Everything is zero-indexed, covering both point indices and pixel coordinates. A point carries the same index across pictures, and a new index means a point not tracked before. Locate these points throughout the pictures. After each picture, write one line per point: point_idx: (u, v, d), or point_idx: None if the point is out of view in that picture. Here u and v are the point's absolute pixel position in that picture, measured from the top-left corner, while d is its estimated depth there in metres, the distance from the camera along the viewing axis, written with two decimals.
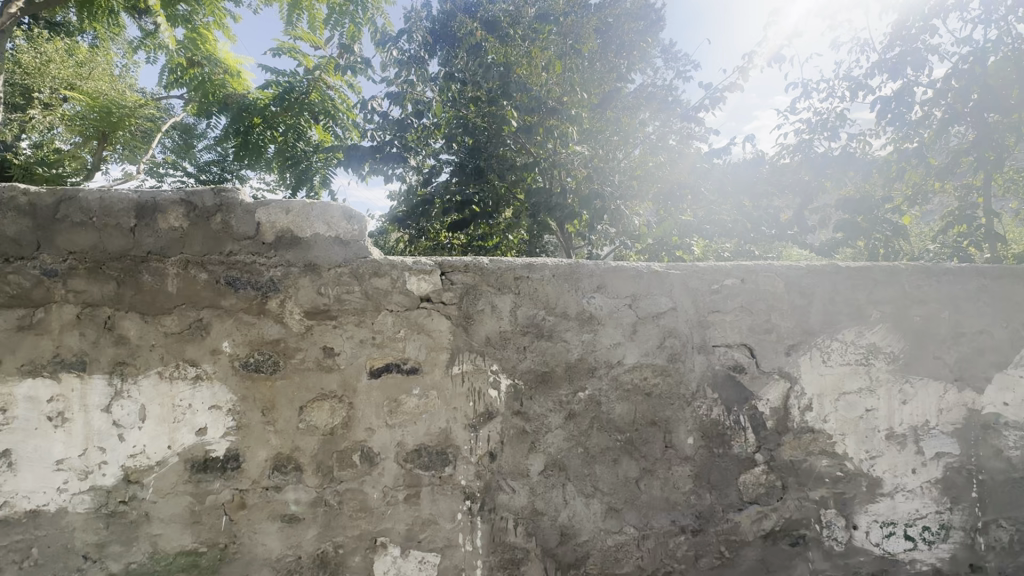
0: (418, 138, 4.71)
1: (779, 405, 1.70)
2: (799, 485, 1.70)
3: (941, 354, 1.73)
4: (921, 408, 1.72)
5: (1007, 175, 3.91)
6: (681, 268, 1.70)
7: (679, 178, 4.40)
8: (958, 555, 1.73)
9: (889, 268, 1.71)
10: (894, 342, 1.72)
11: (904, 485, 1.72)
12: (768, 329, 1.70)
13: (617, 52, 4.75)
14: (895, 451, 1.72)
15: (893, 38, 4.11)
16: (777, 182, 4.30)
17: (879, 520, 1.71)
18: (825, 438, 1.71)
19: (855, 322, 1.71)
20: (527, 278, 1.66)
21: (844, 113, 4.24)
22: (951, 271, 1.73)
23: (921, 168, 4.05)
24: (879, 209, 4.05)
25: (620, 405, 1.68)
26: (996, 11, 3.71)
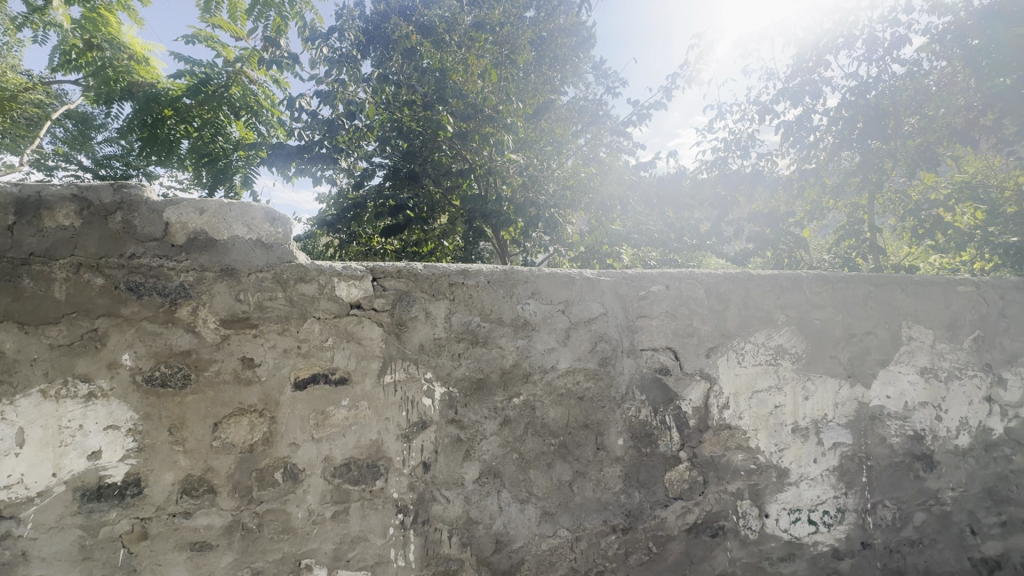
0: (350, 140, 4.55)
1: (700, 404, 1.81)
2: (718, 479, 1.81)
3: (836, 353, 1.92)
4: (820, 403, 1.90)
5: (884, 196, 4.49)
6: (611, 275, 1.76)
7: (610, 188, 4.61)
8: (852, 535, 1.91)
9: (793, 276, 1.89)
10: (797, 344, 1.89)
11: (808, 474, 1.88)
12: (690, 333, 1.80)
13: (551, 65, 4.88)
14: (800, 443, 1.88)
15: (794, 69, 4.57)
16: (697, 196, 4.62)
17: (787, 507, 1.86)
18: (740, 434, 1.83)
19: (765, 326, 1.86)
20: (462, 283, 1.65)
21: (754, 134, 4.64)
22: (843, 279, 1.93)
23: (818, 186, 4.51)
24: (783, 224, 4.47)
25: (554, 409, 1.70)
26: (877, 52, 4.23)
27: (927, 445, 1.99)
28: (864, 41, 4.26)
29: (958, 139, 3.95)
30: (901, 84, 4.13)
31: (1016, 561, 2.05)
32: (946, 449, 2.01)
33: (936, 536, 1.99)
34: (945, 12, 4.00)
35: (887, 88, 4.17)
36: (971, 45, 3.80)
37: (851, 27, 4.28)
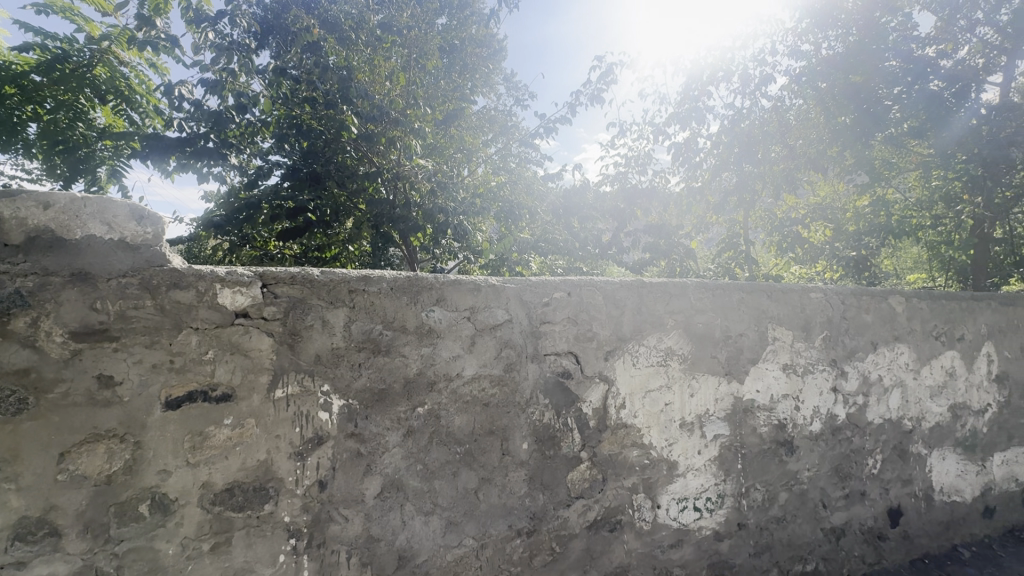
0: (242, 135, 4.19)
1: (599, 405, 1.90)
2: (616, 476, 1.91)
3: (716, 354, 2.12)
4: (703, 399, 2.09)
5: (756, 214, 5.13)
6: (516, 282, 1.80)
7: (519, 198, 4.64)
8: (730, 517, 2.12)
9: (680, 284, 2.06)
10: (684, 346, 2.06)
11: (693, 465, 2.05)
12: (590, 337, 1.89)
13: (461, 73, 4.94)
14: (686, 437, 2.04)
15: (682, 97, 5.03)
16: (599, 208, 4.93)
17: (676, 497, 2.02)
18: (635, 431, 1.95)
19: (656, 329, 2.01)
20: (362, 290, 1.58)
21: (650, 153, 5.02)
22: (721, 287, 2.15)
23: (702, 204, 5.06)
24: (673, 236, 4.94)
25: (459, 417, 1.69)
26: (749, 86, 4.80)
27: (789, 432, 2.26)
28: (740, 76, 4.80)
29: (810, 167, 4.69)
30: (769, 117, 4.76)
31: (856, 527, 2.41)
32: (803, 434, 2.30)
33: (797, 512, 2.27)
34: (800, 57, 4.66)
35: (757, 118, 4.80)
36: (821, 86, 4.44)
37: (729, 62, 4.81)
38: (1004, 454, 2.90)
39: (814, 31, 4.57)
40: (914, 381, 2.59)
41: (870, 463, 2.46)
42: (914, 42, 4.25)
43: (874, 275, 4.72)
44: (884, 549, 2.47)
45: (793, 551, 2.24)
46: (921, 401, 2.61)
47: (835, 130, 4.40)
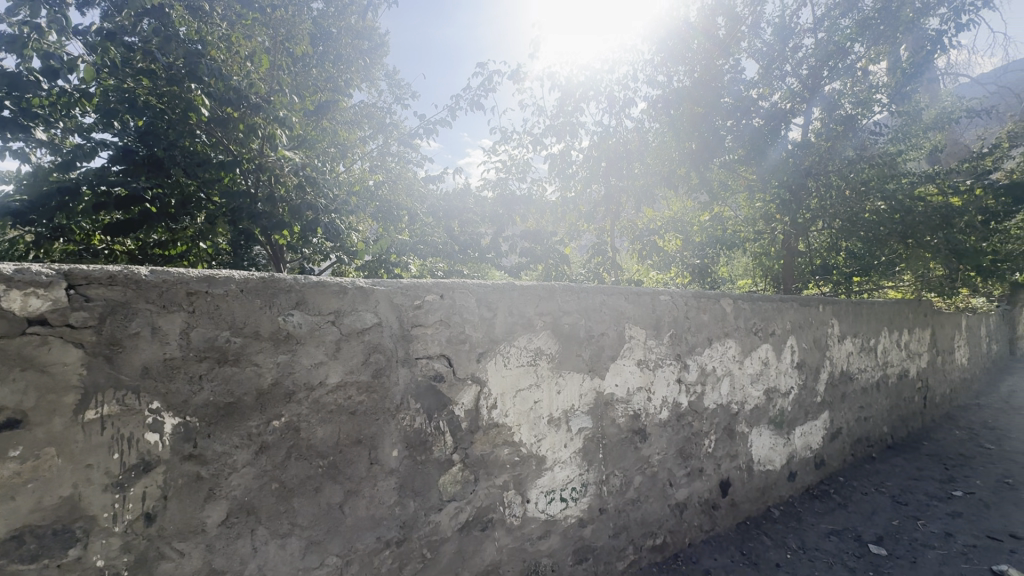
0: (52, 106, 3.43)
1: (471, 407, 1.92)
2: (487, 475, 1.95)
3: (580, 352, 2.28)
4: (569, 396, 2.22)
5: (621, 224, 5.38)
6: (386, 285, 1.74)
7: (397, 198, 4.59)
8: (593, 504, 2.29)
9: (548, 286, 2.17)
10: (552, 346, 2.18)
11: (560, 458, 2.18)
12: (463, 340, 1.90)
13: (335, 63, 4.75)
14: (554, 432, 2.16)
15: (558, 110, 5.33)
16: (480, 212, 4.97)
17: (544, 490, 2.12)
18: (506, 430, 2.01)
19: (526, 331, 2.09)
20: (205, 293, 1.40)
21: (528, 161, 5.22)
22: (585, 289, 2.31)
23: (575, 212, 5.26)
24: (549, 241, 4.99)
25: (321, 428, 1.58)
26: (615, 107, 5.26)
27: (642, 421, 2.51)
28: (609, 98, 5.23)
29: (664, 184, 5.30)
30: (632, 137, 5.21)
31: (696, 501, 2.76)
32: (654, 422, 2.57)
33: (649, 493, 2.53)
34: (657, 86, 5.22)
35: (621, 138, 5.19)
36: (673, 113, 5.07)
37: (598, 83, 5.21)
38: (802, 427, 3.54)
39: (669, 64, 5.11)
40: (739, 370, 3.05)
41: (707, 443, 2.84)
42: (740, 84, 5.10)
43: (715, 280, 5.52)
44: (717, 517, 2.86)
45: (646, 528, 2.49)
46: (744, 387, 3.08)
47: (683, 153, 5.18)
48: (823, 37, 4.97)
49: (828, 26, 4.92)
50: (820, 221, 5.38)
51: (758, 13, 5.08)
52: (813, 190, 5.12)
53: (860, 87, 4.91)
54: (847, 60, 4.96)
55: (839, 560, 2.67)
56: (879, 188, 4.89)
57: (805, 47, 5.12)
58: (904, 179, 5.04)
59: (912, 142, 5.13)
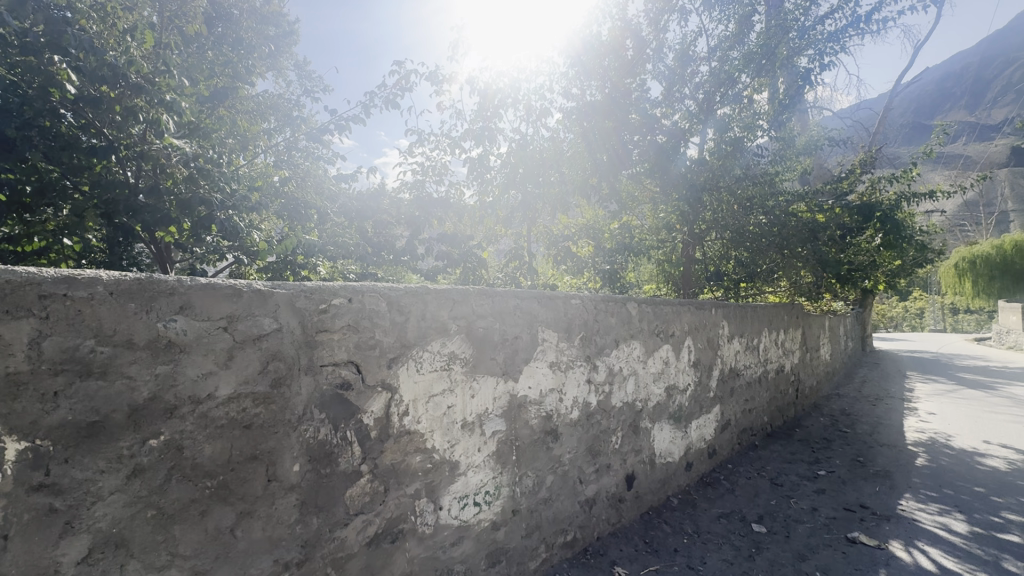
0: None
1: (381, 414, 1.85)
2: (398, 485, 1.89)
3: (494, 355, 2.29)
4: (483, 400, 2.23)
5: (537, 229, 5.48)
6: (287, 287, 1.63)
7: (306, 197, 4.42)
8: (505, 506, 2.31)
9: (462, 290, 2.16)
10: (466, 349, 2.17)
11: (474, 462, 2.17)
12: (373, 345, 1.83)
13: (234, 46, 4.37)
14: (467, 437, 2.15)
15: (477, 115, 5.35)
16: (395, 214, 4.82)
17: (457, 496, 2.10)
18: (418, 437, 1.96)
19: (440, 335, 2.06)
20: (63, 296, 1.21)
21: (446, 165, 5.19)
22: (499, 293, 2.33)
23: (492, 217, 5.26)
24: (468, 244, 4.83)
25: (209, 445, 1.43)
26: (531, 116, 5.39)
27: (554, 422, 2.58)
28: (525, 106, 5.36)
29: (579, 193, 5.53)
30: (549, 146, 5.27)
31: (604, 496, 2.89)
32: (565, 423, 2.66)
33: (560, 491, 2.60)
34: (571, 99, 5.43)
35: (538, 146, 5.22)
36: (587, 125, 5.31)
37: (516, 92, 5.31)
38: (697, 420, 3.86)
39: (582, 78, 5.32)
40: (643, 369, 3.25)
41: (614, 440, 2.99)
42: (647, 102, 5.45)
43: (623, 285, 5.90)
44: (623, 509, 3.02)
45: (557, 525, 2.56)
46: (647, 386, 3.29)
47: (597, 164, 5.41)
48: (716, 67, 5.48)
49: (721, 57, 5.44)
50: (714, 232, 5.94)
51: (661, 38, 5.48)
52: (708, 204, 5.63)
53: (746, 113, 5.46)
54: (735, 88, 5.50)
55: (727, 540, 2.93)
56: (760, 204, 5.59)
57: (700, 73, 5.61)
58: (780, 197, 5.73)
59: (787, 165, 5.82)
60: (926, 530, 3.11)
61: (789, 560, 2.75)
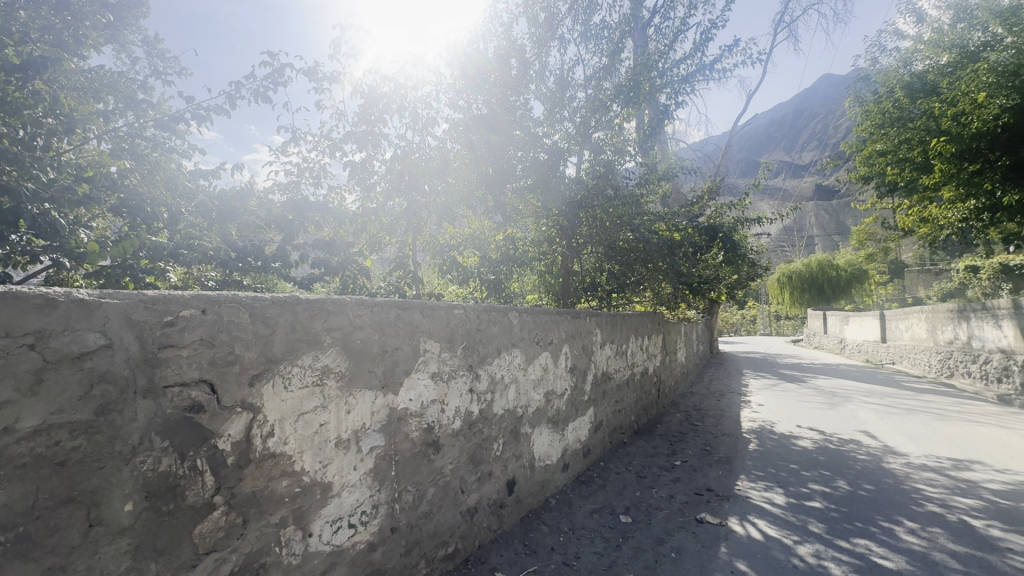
0: None
1: (241, 438, 1.67)
2: (259, 514, 1.72)
3: (373, 368, 2.21)
4: (359, 415, 2.13)
5: (423, 238, 5.45)
6: (121, 297, 1.41)
7: (155, 193, 3.80)
8: (383, 524, 2.22)
9: (338, 300, 2.05)
10: (341, 362, 2.06)
11: (349, 481, 2.06)
12: (231, 361, 1.65)
13: (56, 9, 3.67)
14: (342, 455, 2.03)
15: (360, 118, 5.16)
16: (266, 216, 4.40)
17: (329, 520, 1.97)
18: (284, 460, 1.81)
19: (312, 347, 1.93)
20: None
21: (325, 167, 4.92)
22: (379, 303, 2.26)
23: (377, 224, 5.14)
24: (346, 253, 4.63)
25: (6, 490, 1.17)
26: (418, 124, 5.34)
27: (436, 433, 2.57)
28: (411, 113, 5.27)
29: (465, 204, 5.60)
30: (436, 155, 5.27)
31: (485, 504, 2.92)
32: (446, 433, 2.65)
33: (441, 503, 2.58)
34: (458, 110, 5.49)
35: (424, 154, 5.16)
36: (473, 138, 5.42)
37: (401, 98, 5.20)
38: (573, 422, 4.10)
39: (470, 91, 5.43)
40: (523, 376, 3.38)
41: (495, 447, 3.06)
42: (531, 120, 5.70)
43: (507, 295, 6.11)
44: (503, 515, 3.08)
45: (438, 538, 2.53)
46: (528, 392, 3.43)
47: (481, 176, 5.50)
48: (591, 94, 5.93)
49: (596, 86, 5.91)
50: (589, 246, 6.47)
51: (543, 62, 5.80)
52: (583, 220, 6.08)
53: (617, 139, 6.01)
54: (608, 115, 6.00)
55: (598, 533, 3.15)
56: (630, 222, 6.14)
57: (577, 99, 6.02)
58: (645, 217, 6.35)
59: (650, 188, 6.49)
60: (755, 505, 3.65)
61: (649, 545, 3.03)
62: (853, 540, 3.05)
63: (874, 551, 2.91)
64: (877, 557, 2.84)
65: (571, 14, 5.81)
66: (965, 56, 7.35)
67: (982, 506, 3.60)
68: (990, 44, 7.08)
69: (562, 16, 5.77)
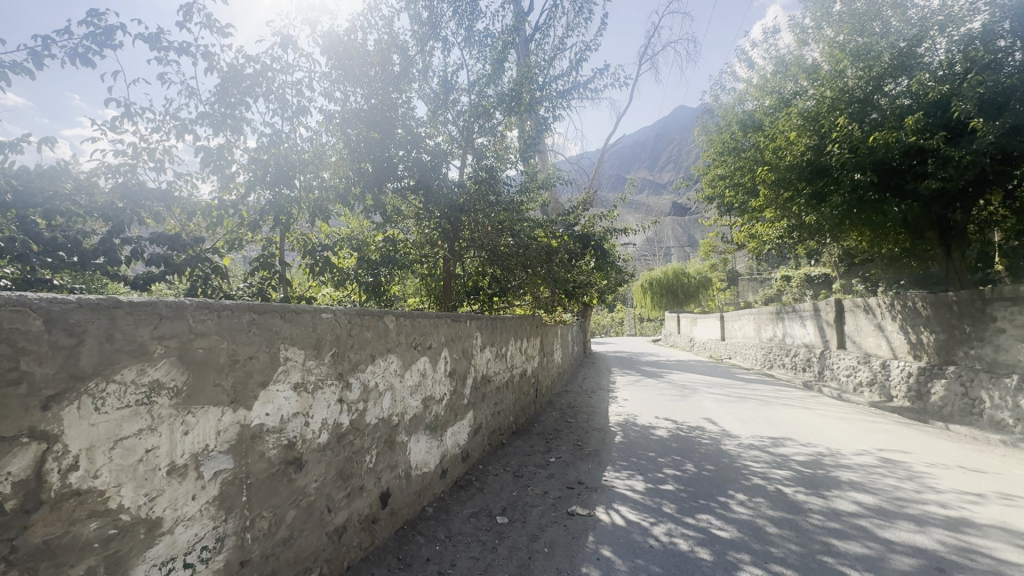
0: None
1: (27, 476, 1.33)
2: (55, 568, 1.39)
3: (220, 381, 1.93)
4: (201, 435, 1.84)
5: (293, 236, 5.00)
6: None
7: None
8: (230, 559, 1.95)
9: (174, 303, 1.76)
10: (176, 376, 1.76)
11: (184, 515, 1.76)
12: (14, 380, 1.32)
13: None
14: (176, 485, 1.73)
15: (217, 99, 4.57)
16: (87, 205, 3.64)
17: (158, 563, 1.67)
18: (94, 497, 1.49)
19: (136, 359, 1.62)
20: None
21: (170, 150, 4.25)
22: (228, 307, 1.99)
23: (235, 218, 4.60)
24: (195, 247, 3.98)
25: None
26: (287, 112, 4.88)
27: (298, 449, 2.33)
28: (280, 99, 4.81)
29: (342, 202, 5.27)
30: (308, 150, 4.91)
31: (355, 520, 2.74)
32: (311, 448, 2.43)
33: (303, 526, 2.35)
34: (334, 102, 5.16)
35: (294, 145, 4.74)
36: (350, 132, 5.14)
37: (268, 82, 4.72)
38: (452, 427, 4.05)
39: (346, 83, 5.13)
40: (399, 383, 3.25)
41: (367, 459, 2.89)
42: (414, 120, 5.54)
43: (388, 298, 5.87)
44: (376, 530, 2.92)
45: (299, 566, 2.30)
46: (404, 399, 3.31)
47: (359, 173, 5.26)
48: (474, 99, 5.97)
49: (479, 92, 5.96)
50: (472, 250, 6.57)
51: (426, 62, 5.69)
52: (465, 224, 6.13)
53: (499, 146, 6.12)
54: (491, 122, 6.11)
55: (475, 537, 3.14)
56: (511, 229, 6.24)
57: (460, 103, 5.99)
58: (525, 223, 6.48)
59: (530, 196, 6.71)
60: (619, 493, 3.95)
61: (524, 543, 3.10)
62: (698, 516, 3.45)
63: (714, 523, 3.32)
64: (715, 529, 3.24)
65: (454, 18, 5.79)
66: (781, 101, 8.78)
67: (792, 476, 4.34)
68: (798, 92, 8.51)
69: (446, 18, 5.72)
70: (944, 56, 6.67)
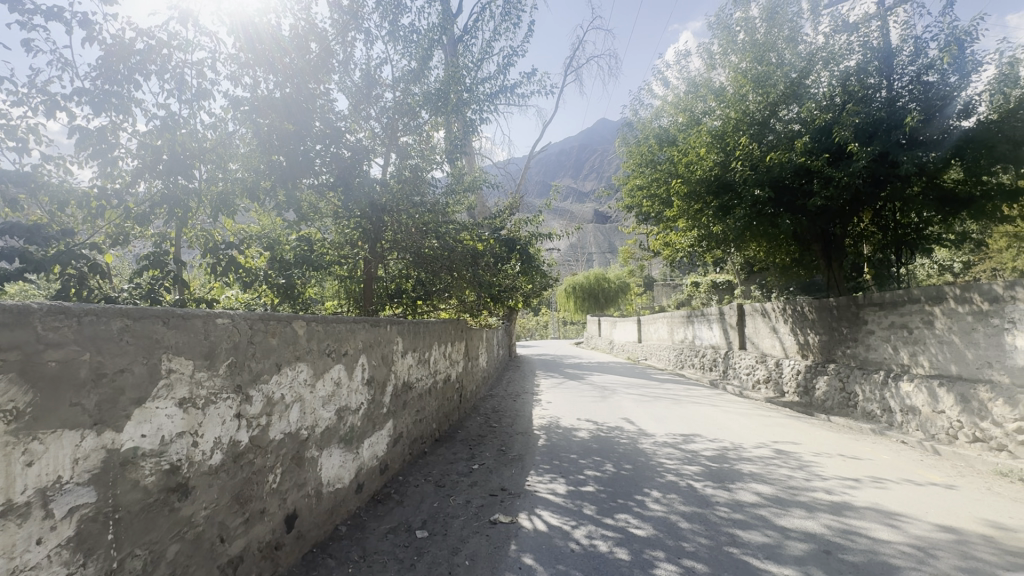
0: None
1: None
2: None
3: (78, 400, 1.63)
4: (52, 465, 1.54)
5: (192, 232, 4.50)
6: None
7: None
8: None
9: (17, 307, 1.46)
10: (16, 396, 1.45)
11: (25, 564, 1.45)
12: None
13: None
14: (14, 528, 1.43)
15: (99, 73, 4.01)
16: None
17: None
18: None
19: None
20: None
21: (35, 127, 3.64)
22: (92, 312, 1.69)
23: (119, 210, 4.02)
24: (65, 241, 3.41)
25: None
26: (185, 94, 4.38)
27: (183, 474, 2.05)
28: (177, 79, 4.30)
29: (250, 196, 4.82)
30: (210, 137, 4.40)
31: (253, 548, 2.46)
32: (200, 472, 2.15)
33: (188, 561, 2.06)
34: (242, 87, 4.72)
35: (193, 131, 4.23)
36: (260, 122, 4.67)
37: (164, 59, 4.19)
38: (369, 439, 3.82)
39: (257, 68, 4.69)
40: (309, 394, 3.00)
41: (270, 479, 2.62)
42: (334, 114, 5.23)
43: (303, 301, 5.49)
44: (279, 557, 2.65)
45: None
46: (314, 411, 3.06)
47: (270, 165, 4.83)
48: (398, 97, 5.75)
49: (404, 89, 5.76)
50: (395, 253, 6.40)
51: (347, 53, 5.40)
52: (387, 226, 5.90)
53: (424, 146, 5.94)
54: (416, 121, 5.94)
55: (392, 555, 2.97)
56: (436, 231, 6.05)
57: (384, 98, 5.76)
58: (450, 225, 6.32)
59: (456, 198, 6.55)
60: (542, 497, 3.95)
61: (444, 557, 2.98)
62: (616, 516, 3.52)
63: (631, 522, 3.41)
64: (633, 528, 3.32)
65: (378, 11, 5.55)
66: (692, 119, 9.41)
67: (701, 471, 4.60)
68: (707, 112, 9.18)
69: (369, 9, 5.47)
70: (827, 88, 7.39)
